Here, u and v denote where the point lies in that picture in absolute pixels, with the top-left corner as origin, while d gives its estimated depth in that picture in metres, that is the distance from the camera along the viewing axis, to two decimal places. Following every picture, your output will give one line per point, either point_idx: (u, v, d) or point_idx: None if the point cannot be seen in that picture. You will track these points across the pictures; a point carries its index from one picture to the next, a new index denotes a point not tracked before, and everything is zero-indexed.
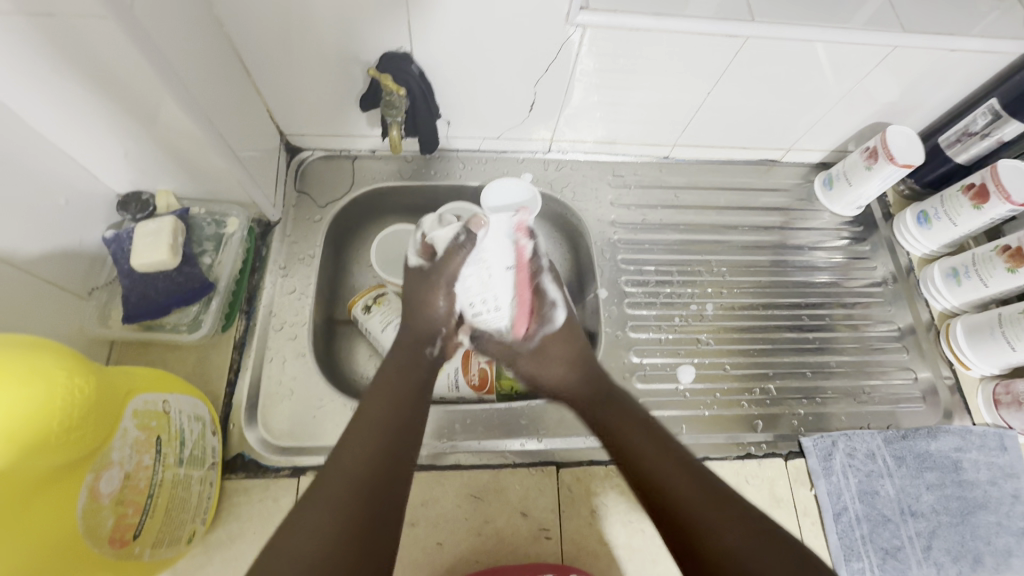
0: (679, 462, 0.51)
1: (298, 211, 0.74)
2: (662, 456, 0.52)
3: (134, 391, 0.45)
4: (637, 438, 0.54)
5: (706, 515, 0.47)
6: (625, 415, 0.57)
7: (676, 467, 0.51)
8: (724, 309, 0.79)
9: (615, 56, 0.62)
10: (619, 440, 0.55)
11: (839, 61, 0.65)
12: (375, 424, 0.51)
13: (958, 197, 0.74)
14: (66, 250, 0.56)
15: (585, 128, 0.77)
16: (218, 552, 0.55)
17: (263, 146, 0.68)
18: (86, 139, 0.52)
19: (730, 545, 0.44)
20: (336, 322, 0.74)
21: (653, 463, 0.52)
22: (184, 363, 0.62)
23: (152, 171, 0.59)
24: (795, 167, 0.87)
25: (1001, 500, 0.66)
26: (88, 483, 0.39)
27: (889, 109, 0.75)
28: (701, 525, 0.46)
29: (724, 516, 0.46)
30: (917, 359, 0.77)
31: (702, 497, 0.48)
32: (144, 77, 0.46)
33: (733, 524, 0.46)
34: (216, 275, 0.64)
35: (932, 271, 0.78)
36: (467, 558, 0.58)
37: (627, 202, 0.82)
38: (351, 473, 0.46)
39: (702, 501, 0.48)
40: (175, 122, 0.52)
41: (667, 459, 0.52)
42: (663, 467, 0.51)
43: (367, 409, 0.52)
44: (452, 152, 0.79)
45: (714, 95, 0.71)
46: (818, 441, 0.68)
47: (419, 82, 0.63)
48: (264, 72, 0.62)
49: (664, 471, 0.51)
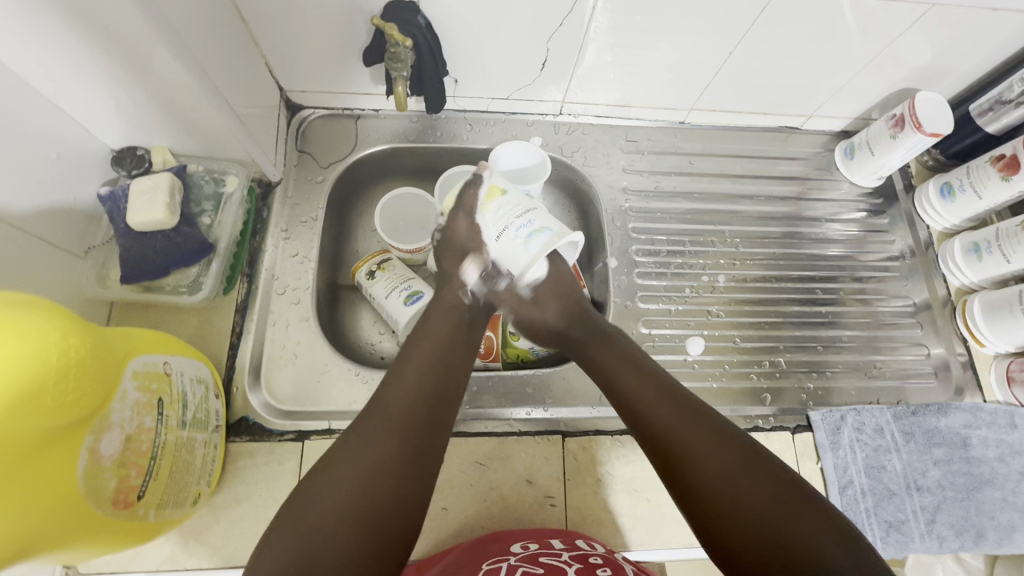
0: (676, 399, 0.49)
1: (299, 171, 0.71)
2: (699, 440, 0.46)
3: (132, 353, 0.44)
4: (672, 416, 0.48)
5: (703, 457, 0.45)
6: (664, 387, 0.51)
7: (727, 450, 0.45)
8: (735, 281, 0.77)
9: (633, 12, 0.59)
10: (650, 420, 0.49)
11: (872, 19, 0.61)
12: (424, 367, 0.51)
13: (985, 167, 0.71)
14: (59, 206, 0.54)
15: (598, 90, 0.73)
16: (223, 514, 0.55)
17: (262, 103, 0.65)
18: (75, 89, 0.49)
19: (725, 489, 0.43)
20: (339, 287, 0.73)
21: (649, 411, 0.49)
22: (185, 326, 0.61)
23: (147, 125, 0.57)
24: (815, 135, 0.84)
25: (1008, 476, 0.66)
26: (88, 444, 0.39)
27: (920, 74, 0.71)
28: (696, 472, 0.44)
29: (726, 455, 0.45)
30: (930, 335, 0.76)
31: (753, 485, 0.43)
32: (133, 22, 0.43)
33: (735, 465, 0.44)
34: (215, 237, 0.62)
35: (952, 245, 0.76)
36: (471, 524, 0.58)
37: (639, 168, 0.79)
38: (395, 412, 0.46)
39: (705, 448, 0.45)
40: (169, 73, 0.49)
41: (714, 439, 0.46)
42: (708, 449, 0.45)
43: (415, 349, 0.52)
44: (459, 113, 0.76)
45: (735, 56, 0.67)
46: (826, 415, 0.67)
47: (426, 34, 0.59)
48: (263, 22, 0.59)
49: (662, 412, 0.48)
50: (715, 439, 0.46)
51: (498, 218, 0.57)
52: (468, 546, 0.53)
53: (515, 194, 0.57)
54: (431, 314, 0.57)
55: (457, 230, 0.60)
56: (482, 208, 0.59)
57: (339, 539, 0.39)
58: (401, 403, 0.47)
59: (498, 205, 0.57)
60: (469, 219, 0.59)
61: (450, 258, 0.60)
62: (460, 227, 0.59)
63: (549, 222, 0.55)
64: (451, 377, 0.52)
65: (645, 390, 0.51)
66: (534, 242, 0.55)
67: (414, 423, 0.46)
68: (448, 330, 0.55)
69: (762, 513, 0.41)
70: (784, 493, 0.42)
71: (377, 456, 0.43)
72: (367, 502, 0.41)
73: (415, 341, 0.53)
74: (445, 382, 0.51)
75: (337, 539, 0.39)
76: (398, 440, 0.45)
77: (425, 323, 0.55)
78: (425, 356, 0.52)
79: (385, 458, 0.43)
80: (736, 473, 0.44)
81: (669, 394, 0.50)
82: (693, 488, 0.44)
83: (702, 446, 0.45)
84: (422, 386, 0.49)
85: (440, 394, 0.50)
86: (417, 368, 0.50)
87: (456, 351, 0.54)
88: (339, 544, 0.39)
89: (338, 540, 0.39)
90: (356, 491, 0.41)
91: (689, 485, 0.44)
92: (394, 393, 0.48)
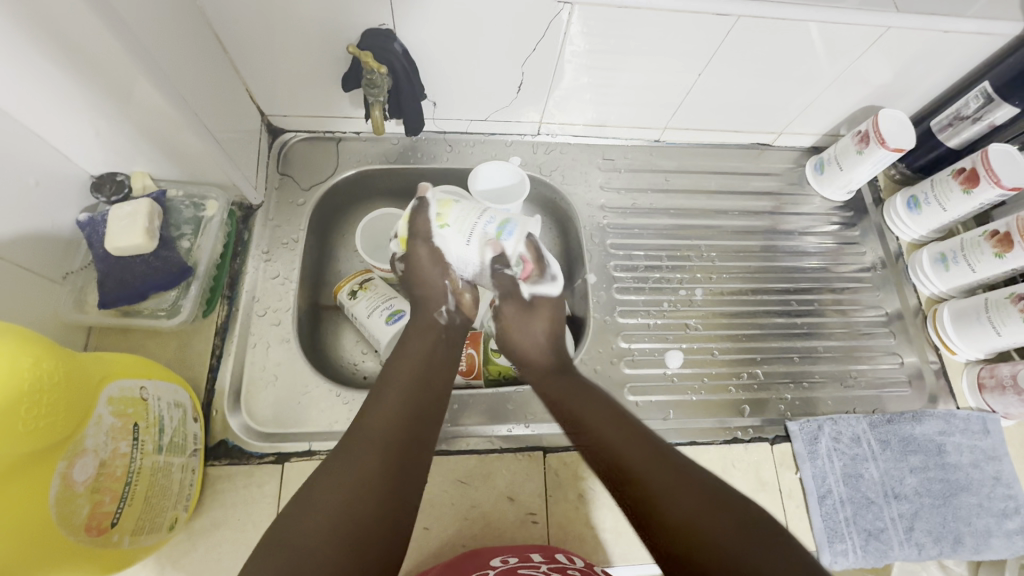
0: (642, 439, 0.54)
1: (280, 194, 0.72)
2: (662, 479, 0.50)
3: (109, 377, 0.44)
4: (640, 457, 0.52)
5: (668, 494, 0.49)
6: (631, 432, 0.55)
7: (686, 486, 0.49)
8: (712, 294, 0.79)
9: (606, 37, 0.61)
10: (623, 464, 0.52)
11: (833, 42, 0.64)
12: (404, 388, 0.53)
13: (948, 181, 0.73)
14: (37, 233, 0.54)
15: (575, 110, 0.75)
16: (201, 539, 0.55)
17: (243, 128, 0.66)
18: (56, 118, 0.50)
19: (687, 518, 0.47)
20: (321, 307, 0.73)
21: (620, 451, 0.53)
22: (164, 350, 0.61)
23: (128, 152, 0.57)
24: (787, 151, 0.86)
25: (983, 482, 0.67)
26: (60, 470, 0.39)
27: (881, 92, 0.74)
28: (662, 506, 0.48)
29: (684, 491, 0.48)
30: (904, 344, 0.77)
31: (709, 516, 0.47)
32: (115, 54, 0.45)
33: (693, 499, 0.48)
34: (195, 260, 0.63)
35: (921, 255, 0.78)
36: (452, 543, 0.58)
37: (616, 185, 0.81)
38: (376, 433, 0.48)
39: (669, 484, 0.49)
40: (150, 103, 0.50)
41: (674, 476, 0.50)
42: (670, 488, 0.49)
43: (396, 369, 0.56)
44: (438, 135, 0.77)
45: (704, 77, 0.69)
46: (804, 425, 0.68)
47: (403, 60, 0.61)
48: (245, 51, 0.60)
49: (631, 452, 0.53)
50: (681, 480, 0.49)
51: (460, 226, 0.62)
52: (448, 565, 0.53)
53: (466, 203, 0.63)
54: (409, 337, 0.60)
55: (418, 256, 0.64)
56: (438, 229, 0.63)
57: (328, 557, 0.41)
58: (385, 421, 0.50)
59: (453, 214, 0.62)
60: (427, 244, 0.64)
61: (420, 284, 0.64)
62: (421, 253, 0.64)
63: (508, 217, 0.62)
64: (431, 393, 0.54)
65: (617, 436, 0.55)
66: (505, 235, 0.62)
67: (398, 441, 0.49)
68: (426, 352, 0.58)
69: (720, 540, 0.45)
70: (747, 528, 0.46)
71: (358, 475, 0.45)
72: (349, 519, 0.43)
73: (398, 364, 0.56)
74: (429, 400, 0.54)
75: (327, 556, 0.41)
76: (382, 455, 0.47)
77: (404, 346, 0.58)
78: (406, 375, 0.54)
79: (372, 475, 0.45)
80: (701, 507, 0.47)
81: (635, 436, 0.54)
82: (660, 520, 0.48)
83: (665, 482, 0.49)
84: (406, 404, 0.52)
85: (423, 412, 0.52)
86: (401, 387, 0.53)
87: (433, 372, 0.57)
88: (329, 561, 0.40)
89: (322, 558, 0.40)
90: (338, 509, 0.43)
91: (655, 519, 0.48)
92: (377, 412, 0.50)
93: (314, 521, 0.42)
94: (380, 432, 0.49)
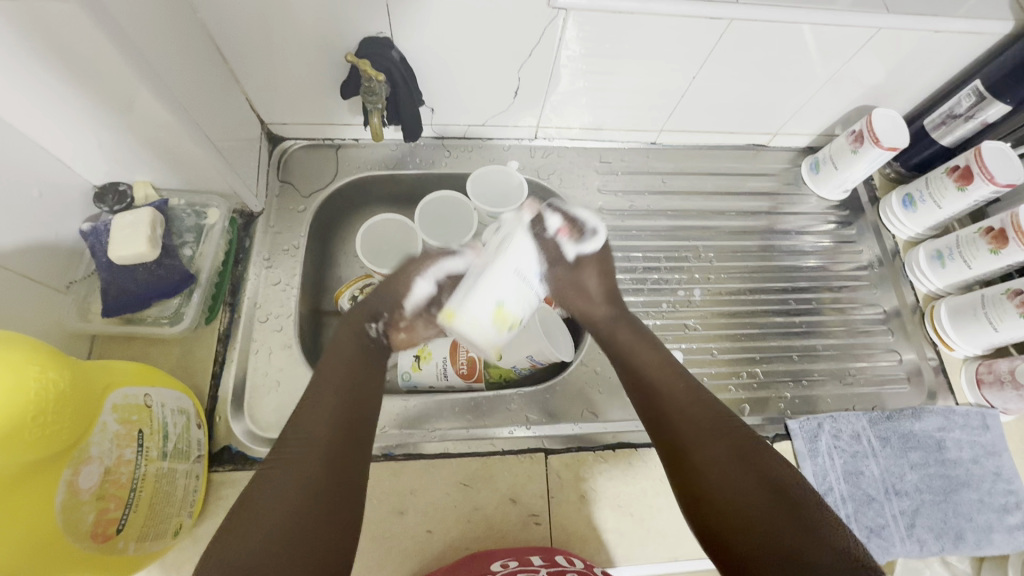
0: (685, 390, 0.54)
1: (281, 201, 0.73)
2: (698, 428, 0.50)
3: (113, 385, 0.44)
4: (679, 406, 0.52)
5: (699, 443, 0.49)
6: (682, 386, 0.54)
7: (720, 441, 0.49)
8: (711, 294, 0.79)
9: (601, 41, 0.62)
10: (663, 410, 0.53)
11: (826, 43, 0.64)
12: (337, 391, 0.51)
13: (942, 178, 0.74)
14: (40, 243, 0.55)
15: (572, 114, 0.76)
16: (205, 545, 0.55)
17: (243, 136, 0.67)
18: (57, 129, 0.50)
19: (716, 469, 0.47)
20: (322, 313, 0.74)
21: (664, 400, 0.53)
22: (167, 357, 0.62)
23: (130, 162, 0.58)
24: (783, 151, 0.87)
25: (983, 477, 0.67)
26: (66, 478, 0.39)
27: (875, 92, 0.74)
28: (693, 454, 0.48)
29: (718, 445, 0.48)
30: (902, 341, 0.78)
31: (740, 475, 0.46)
32: (115, 65, 0.45)
33: (728, 456, 0.47)
34: (197, 267, 0.63)
35: (917, 253, 0.78)
36: (455, 545, 0.58)
37: (614, 188, 0.82)
38: (312, 438, 0.47)
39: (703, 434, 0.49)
40: (151, 113, 0.51)
41: (713, 430, 0.50)
42: (701, 438, 0.49)
43: (326, 380, 0.52)
44: (437, 140, 0.78)
45: (699, 80, 0.70)
46: (804, 424, 0.68)
47: (400, 68, 0.61)
48: (244, 60, 0.61)
49: (670, 399, 0.53)
50: (721, 433, 0.49)
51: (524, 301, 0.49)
52: (451, 568, 0.53)
53: (508, 287, 0.47)
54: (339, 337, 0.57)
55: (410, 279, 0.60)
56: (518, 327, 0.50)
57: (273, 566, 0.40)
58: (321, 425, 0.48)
59: (513, 310, 0.47)
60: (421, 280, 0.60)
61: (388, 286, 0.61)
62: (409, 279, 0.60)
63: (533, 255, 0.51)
64: (365, 393, 0.53)
65: (665, 383, 0.54)
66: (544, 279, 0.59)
67: (333, 447, 0.47)
68: (360, 351, 0.56)
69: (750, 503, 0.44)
70: (773, 490, 0.45)
71: (297, 484, 0.44)
72: (291, 526, 0.42)
73: (328, 370, 0.53)
74: (362, 400, 0.52)
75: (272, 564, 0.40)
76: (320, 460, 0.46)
77: (335, 348, 0.56)
78: (337, 376, 0.52)
79: (310, 481, 0.44)
80: (729, 461, 0.47)
81: (683, 387, 0.54)
82: (688, 466, 0.48)
83: (700, 433, 0.50)
84: (341, 409, 0.50)
85: (358, 415, 0.51)
86: (334, 393, 0.51)
87: (368, 373, 0.55)
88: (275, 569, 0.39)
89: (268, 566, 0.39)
90: (279, 518, 0.42)
91: (682, 464, 0.48)
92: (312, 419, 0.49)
93: (254, 534, 0.41)
94: (316, 437, 0.47)
